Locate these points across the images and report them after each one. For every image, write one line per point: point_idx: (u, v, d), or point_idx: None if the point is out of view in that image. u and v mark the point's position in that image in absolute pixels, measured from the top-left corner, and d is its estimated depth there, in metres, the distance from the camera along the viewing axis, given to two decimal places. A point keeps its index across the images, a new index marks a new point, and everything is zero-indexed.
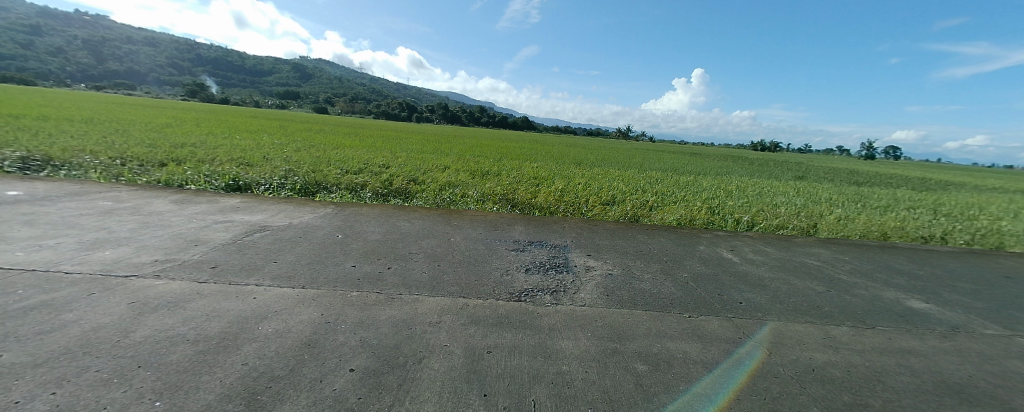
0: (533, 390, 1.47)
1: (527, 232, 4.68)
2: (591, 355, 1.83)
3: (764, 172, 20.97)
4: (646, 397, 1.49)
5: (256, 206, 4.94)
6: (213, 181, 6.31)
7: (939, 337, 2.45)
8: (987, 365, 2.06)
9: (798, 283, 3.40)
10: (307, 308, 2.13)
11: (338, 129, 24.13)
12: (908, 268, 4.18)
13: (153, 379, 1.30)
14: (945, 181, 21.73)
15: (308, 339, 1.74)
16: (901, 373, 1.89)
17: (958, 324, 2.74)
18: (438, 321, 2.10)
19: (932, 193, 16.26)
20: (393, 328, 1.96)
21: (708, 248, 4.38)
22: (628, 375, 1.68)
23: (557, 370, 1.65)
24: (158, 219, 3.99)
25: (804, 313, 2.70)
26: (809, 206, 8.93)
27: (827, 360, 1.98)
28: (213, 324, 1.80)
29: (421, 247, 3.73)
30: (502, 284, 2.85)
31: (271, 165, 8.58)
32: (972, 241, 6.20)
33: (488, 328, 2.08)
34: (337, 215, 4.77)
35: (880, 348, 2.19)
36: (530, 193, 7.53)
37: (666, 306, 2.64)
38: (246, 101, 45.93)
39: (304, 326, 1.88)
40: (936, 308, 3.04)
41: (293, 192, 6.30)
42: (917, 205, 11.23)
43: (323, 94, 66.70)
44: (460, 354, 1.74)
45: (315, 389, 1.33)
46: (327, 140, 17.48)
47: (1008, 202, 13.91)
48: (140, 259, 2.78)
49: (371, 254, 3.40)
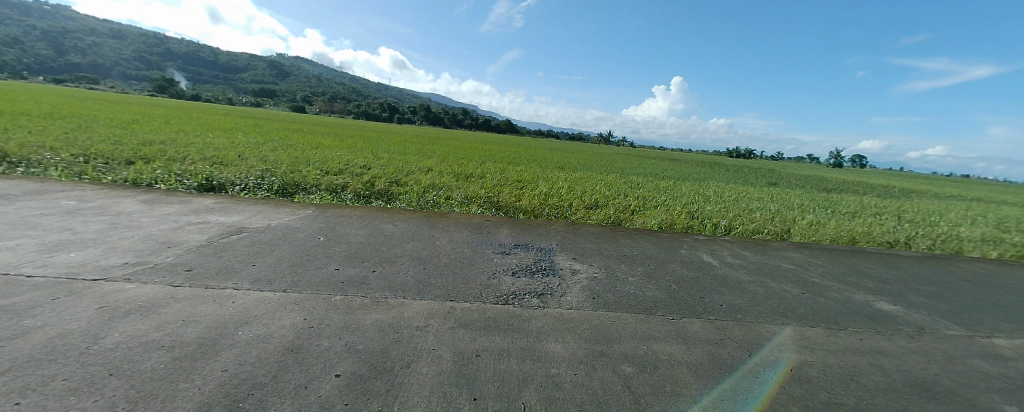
0: (522, 393, 1.62)
1: (512, 235, 4.85)
2: (578, 358, 2.01)
3: (742, 178, 21.90)
4: (632, 397, 1.68)
5: (231, 207, 4.89)
6: (184, 181, 6.20)
7: (906, 337, 2.77)
8: (951, 364, 2.36)
9: (773, 285, 3.69)
10: (290, 313, 2.22)
11: (317, 128, 23.78)
12: (876, 272, 4.58)
13: (127, 387, 1.34)
14: (906, 189, 23.29)
15: (291, 344, 1.84)
16: (872, 372, 2.16)
17: (923, 325, 3.09)
18: (425, 325, 2.24)
19: (896, 200, 17.48)
20: (379, 333, 2.08)
21: (688, 252, 4.66)
22: (615, 377, 1.86)
23: (545, 373, 1.82)
24: (127, 221, 3.92)
25: (782, 315, 2.98)
26: (783, 211, 9.51)
27: (802, 360, 2.23)
28: (189, 330, 1.87)
29: (406, 250, 3.83)
30: (489, 288, 2.99)
31: (248, 165, 8.50)
32: (933, 246, 6.80)
33: (476, 332, 2.22)
34: (319, 217, 4.80)
35: (851, 349, 2.46)
36: (515, 196, 7.75)
37: (649, 309, 2.86)
38: (221, 98, 43.88)
39: (286, 332, 1.97)
40: (902, 309, 3.40)
41: (271, 194, 6.25)
42: (883, 212, 12.11)
43: (302, 94, 65.32)
44: (448, 358, 1.87)
45: (300, 395, 1.43)
46: (305, 140, 17.21)
47: (964, 210, 15.14)
48: (110, 262, 2.77)
49: (355, 256, 3.48)
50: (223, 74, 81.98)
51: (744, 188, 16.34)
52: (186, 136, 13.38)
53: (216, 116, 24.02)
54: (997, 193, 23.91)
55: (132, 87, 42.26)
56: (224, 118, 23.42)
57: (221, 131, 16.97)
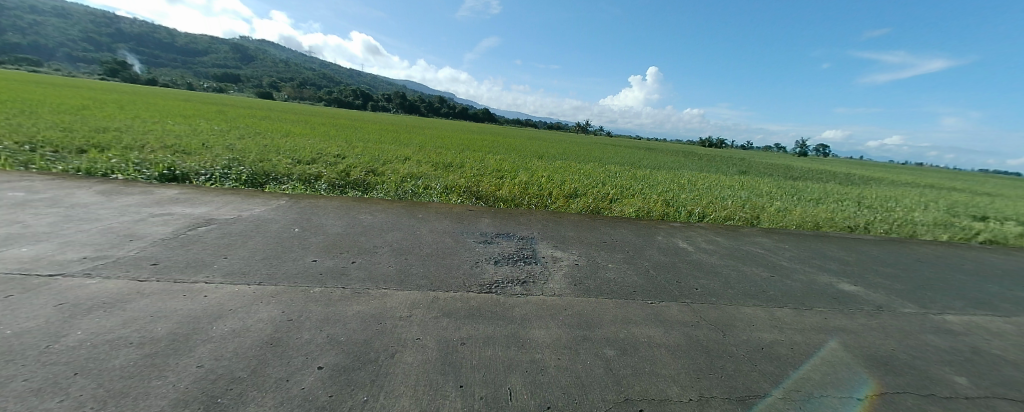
0: (509, 378, 1.65)
1: (493, 224, 4.86)
2: (561, 342, 2.06)
3: (716, 166, 22.64)
4: (614, 379, 1.74)
5: (197, 198, 4.67)
6: (144, 171, 5.86)
7: (866, 316, 2.98)
8: (906, 340, 2.57)
9: (744, 269, 3.89)
10: (267, 306, 2.15)
11: (289, 116, 22.82)
12: (838, 255, 4.87)
13: (95, 386, 1.26)
14: (866, 176, 24.65)
15: (270, 338, 1.78)
16: (836, 349, 2.32)
17: (881, 304, 3.33)
18: (408, 315, 2.23)
19: (857, 187, 18.53)
20: (361, 324, 2.04)
21: (664, 238, 4.81)
22: (597, 359, 1.92)
23: (529, 359, 1.85)
24: (83, 213, 3.69)
25: (752, 297, 3.14)
26: (754, 199, 9.93)
27: (772, 339, 2.37)
28: (159, 326, 1.76)
29: (386, 240, 3.79)
30: (472, 277, 3.02)
31: (213, 153, 8.13)
32: (890, 230, 7.27)
33: (460, 320, 2.23)
34: (293, 208, 4.67)
35: (817, 327, 2.63)
36: (495, 185, 7.75)
37: (630, 294, 2.96)
38: (179, 82, 41.12)
39: (264, 325, 1.90)
40: (861, 290, 3.65)
41: (239, 183, 6.00)
42: (845, 199, 12.83)
43: (273, 80, 62.21)
44: (433, 346, 1.87)
45: (282, 388, 1.39)
46: (276, 128, 16.55)
47: (917, 196, 16.22)
48: (66, 256, 2.62)
49: (332, 248, 3.42)
50: (185, 58, 76.75)
51: (718, 177, 16.93)
52: (144, 123, 12.62)
53: (175, 102, 22.57)
54: (947, 180, 25.65)
55: (79, 69, 38.92)
56: (185, 104, 22.06)
57: (183, 118, 16.04)
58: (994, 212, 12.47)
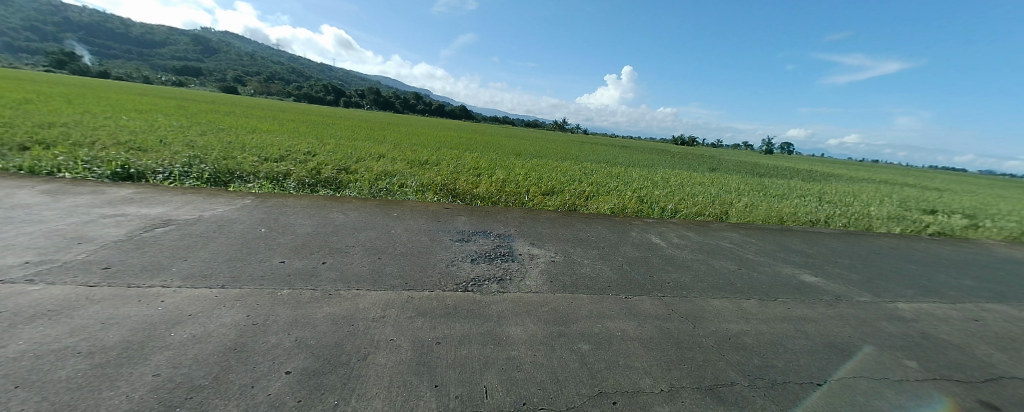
0: (485, 376, 1.59)
1: (469, 222, 4.77)
2: (537, 339, 2.00)
3: (688, 163, 23.35)
4: (588, 373, 1.72)
5: (153, 198, 4.35)
6: (95, 169, 5.45)
7: (825, 305, 3.10)
8: (862, 327, 2.69)
9: (713, 262, 3.98)
10: (231, 310, 1.88)
11: (256, 112, 21.87)
12: (800, 247, 5.07)
13: (36, 400, 1.07)
14: (826, 172, 26.04)
15: (234, 342, 1.57)
16: (798, 337, 2.40)
17: (840, 293, 3.47)
18: (382, 316, 2.06)
19: (816, 183, 19.58)
20: (332, 325, 1.86)
21: (638, 234, 4.86)
22: (572, 354, 1.89)
23: (506, 356, 1.79)
24: (22, 215, 3.33)
25: (721, 289, 3.21)
26: (722, 195, 10.28)
27: (738, 330, 2.42)
28: (111, 334, 1.51)
29: (359, 239, 3.59)
30: (448, 275, 2.90)
31: (173, 151, 7.70)
32: (848, 223, 7.63)
33: (435, 319, 2.10)
34: (259, 207, 4.43)
35: (780, 317, 2.71)
36: (472, 182, 7.68)
37: (605, 289, 2.95)
38: (135, 75, 38.39)
39: (227, 329, 1.67)
40: (821, 280, 3.79)
41: (201, 182, 5.64)
42: (807, 194, 13.47)
43: (240, 74, 59.20)
44: (407, 347, 1.75)
45: (246, 395, 1.24)
46: (242, 124, 15.87)
47: (871, 191, 17.27)
48: (3, 261, 2.26)
49: (301, 248, 3.15)
50: (143, 50, 72.03)
51: (689, 174, 17.45)
52: (93, 118, 11.77)
53: (130, 97, 21.06)
54: (898, 175, 27.41)
55: (22, 59, 35.81)
56: (142, 99, 20.62)
57: (138, 113, 15.09)
58: (941, 206, 13.38)
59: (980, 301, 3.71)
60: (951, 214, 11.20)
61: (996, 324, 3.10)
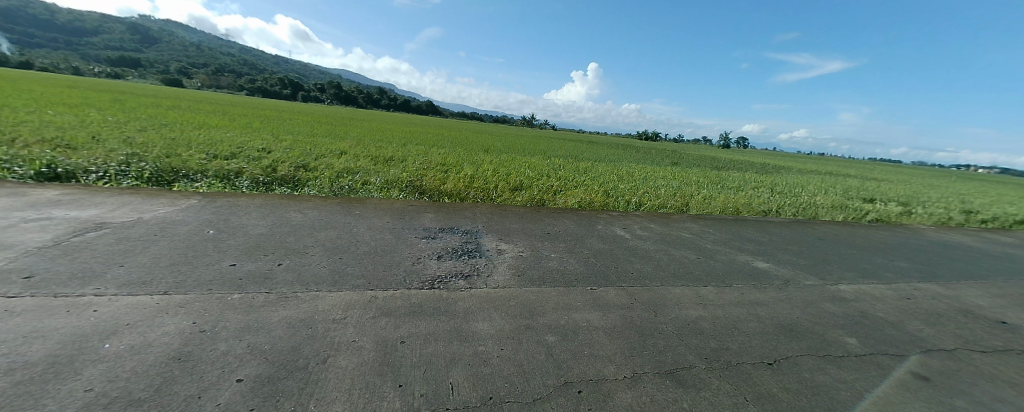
0: (450, 373, 1.43)
1: (437, 219, 4.31)
2: (503, 333, 1.84)
3: (653, 158, 24.07)
4: (555, 364, 1.59)
5: (82, 199, 3.63)
6: (16, 169, 4.59)
7: (775, 290, 3.05)
8: (807, 309, 2.67)
9: (674, 253, 3.86)
10: (175, 318, 1.59)
11: (208, 108, 20.28)
12: (754, 236, 5.04)
13: None
14: (780, 165, 27.60)
15: (178, 352, 1.33)
16: (750, 320, 2.38)
17: (789, 278, 3.43)
18: (344, 317, 1.81)
19: (769, 175, 20.75)
20: (289, 330, 1.62)
21: (603, 228, 4.66)
22: (538, 347, 1.75)
23: (472, 352, 1.62)
24: None
25: (680, 278, 3.11)
26: (683, 188, 10.59)
27: (697, 315, 2.36)
28: (36, 348, 1.24)
29: (318, 239, 3.11)
30: (414, 272, 2.61)
31: (106, 148, 6.90)
32: (797, 212, 7.99)
33: (400, 319, 1.88)
34: (208, 208, 3.74)
35: (735, 301, 2.67)
36: (440, 178, 7.27)
37: (570, 282, 2.75)
38: (64, 67, 34.40)
39: (171, 338, 1.42)
40: (772, 266, 3.74)
41: (141, 182, 4.86)
42: (760, 186, 14.18)
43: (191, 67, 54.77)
44: (370, 348, 1.55)
45: (191, 407, 1.04)
46: (190, 120, 14.66)
47: (818, 182, 18.47)
48: None
49: (255, 250, 2.71)
50: (77, 39, 65.07)
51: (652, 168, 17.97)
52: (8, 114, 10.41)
53: (49, 90, 18.60)
54: (843, 167, 29.52)
55: None
56: (64, 92, 18.20)
57: (67, 108, 13.54)
58: (876, 194, 14.51)
59: (912, 280, 3.79)
60: (888, 202, 11.99)
61: (925, 301, 3.17)
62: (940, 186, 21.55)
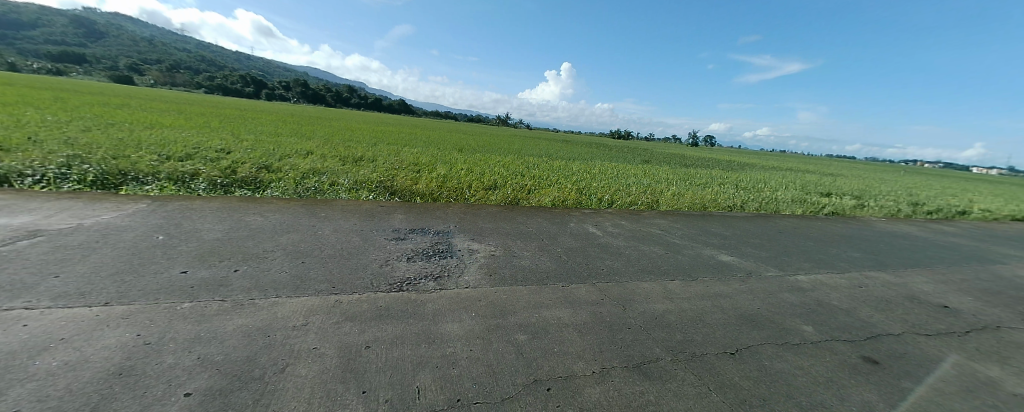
0: (417, 376, 1.27)
1: (407, 219, 3.94)
2: (474, 333, 1.65)
3: (627, 157, 24.49)
4: (524, 362, 1.44)
5: (12, 206, 3.11)
6: None
7: (739, 281, 2.93)
8: (768, 298, 2.59)
9: (644, 248, 3.69)
10: (115, 330, 1.33)
11: (166, 108, 18.96)
12: (718, 231, 5.01)
13: None
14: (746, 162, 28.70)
15: (117, 366, 1.10)
16: (714, 311, 2.26)
17: (750, 269, 3.34)
18: (305, 323, 1.56)
19: (734, 172, 21.55)
20: (244, 338, 1.38)
21: (576, 225, 4.40)
22: (508, 345, 1.57)
23: (440, 354, 1.44)
24: None
25: (649, 272, 2.94)
26: (654, 185, 10.76)
27: (663, 309, 2.20)
28: None
29: (280, 243, 2.73)
30: (382, 276, 2.28)
31: (41, 150, 6.21)
32: (760, 207, 8.16)
33: (367, 322, 1.64)
34: (158, 212, 3.27)
35: (700, 294, 2.53)
36: (412, 178, 6.96)
37: (541, 279, 2.52)
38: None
39: (111, 351, 1.18)
40: (735, 259, 3.64)
41: (85, 185, 4.30)
42: (725, 182, 14.64)
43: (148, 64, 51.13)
44: (332, 354, 1.34)
45: None
46: (143, 120, 13.66)
47: (779, 178, 19.30)
48: None
49: (208, 255, 2.32)
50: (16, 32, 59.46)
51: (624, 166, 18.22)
52: None
53: None
54: (804, 164, 31.02)
55: None
56: None
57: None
58: (831, 188, 15.29)
59: (863, 269, 3.82)
60: (841, 197, 12.61)
61: (875, 289, 3.18)
62: (887, 180, 22.99)
